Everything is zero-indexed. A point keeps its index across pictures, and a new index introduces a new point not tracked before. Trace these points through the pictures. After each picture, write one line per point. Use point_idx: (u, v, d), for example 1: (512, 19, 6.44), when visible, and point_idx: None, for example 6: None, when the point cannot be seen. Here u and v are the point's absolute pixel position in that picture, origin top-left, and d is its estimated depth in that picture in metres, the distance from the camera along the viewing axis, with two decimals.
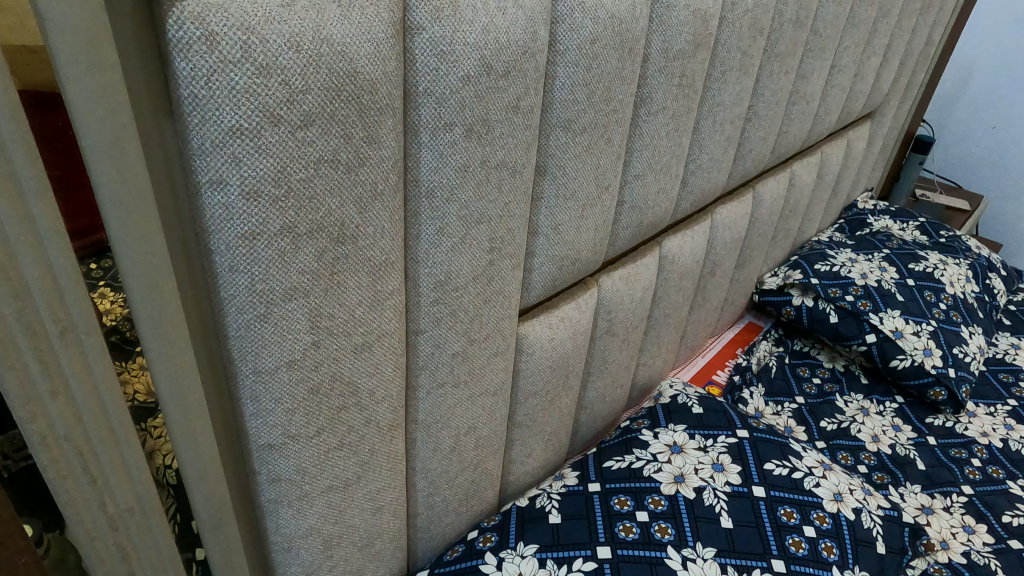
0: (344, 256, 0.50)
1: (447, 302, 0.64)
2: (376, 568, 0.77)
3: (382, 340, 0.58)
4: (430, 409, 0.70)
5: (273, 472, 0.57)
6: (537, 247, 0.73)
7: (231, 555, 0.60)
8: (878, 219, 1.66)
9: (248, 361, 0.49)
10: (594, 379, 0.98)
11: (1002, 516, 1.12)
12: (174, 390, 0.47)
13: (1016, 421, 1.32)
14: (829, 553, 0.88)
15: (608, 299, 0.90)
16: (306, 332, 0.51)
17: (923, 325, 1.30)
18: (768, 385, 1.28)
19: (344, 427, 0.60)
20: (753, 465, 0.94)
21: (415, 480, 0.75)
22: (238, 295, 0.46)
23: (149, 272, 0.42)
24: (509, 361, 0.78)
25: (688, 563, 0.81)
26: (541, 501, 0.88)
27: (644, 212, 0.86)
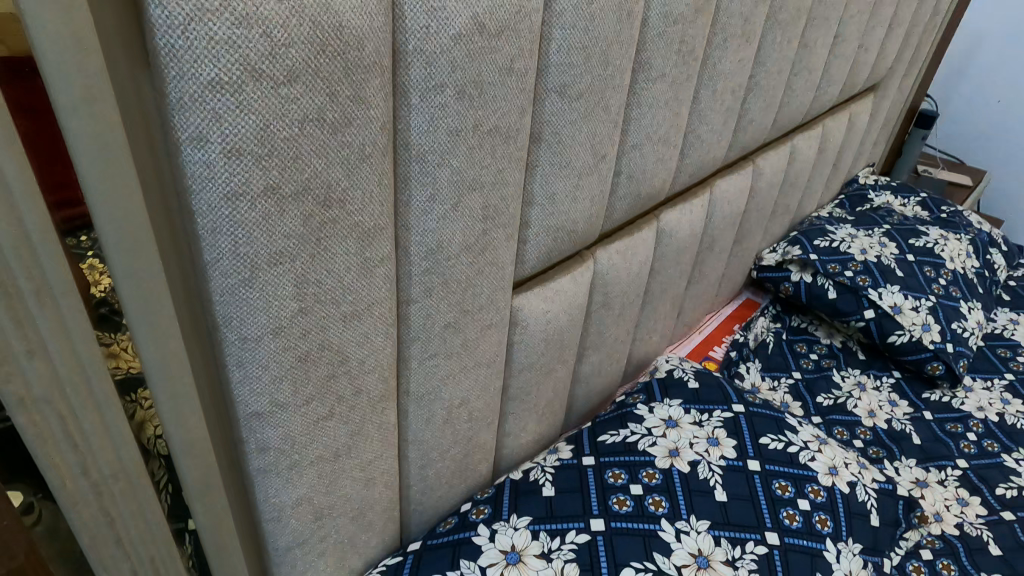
0: (331, 221, 0.49)
1: (439, 271, 0.63)
2: (368, 539, 0.77)
3: (372, 308, 0.58)
4: (422, 380, 0.70)
5: (262, 441, 0.56)
6: (531, 217, 0.71)
7: (222, 526, 0.59)
8: (879, 195, 1.64)
9: (233, 326, 0.48)
10: (589, 353, 0.97)
11: (996, 489, 1.14)
12: (160, 358, 0.46)
13: (1013, 396, 1.32)
14: (823, 526, 0.88)
15: (605, 272, 0.89)
16: (292, 298, 0.50)
17: (922, 301, 1.29)
18: (765, 361, 1.28)
19: (334, 396, 0.59)
20: (749, 440, 0.94)
21: (407, 452, 0.75)
22: (221, 259, 0.45)
23: (131, 236, 0.41)
24: (503, 333, 0.77)
25: (682, 536, 0.81)
26: (535, 474, 0.88)
27: (641, 183, 0.85)
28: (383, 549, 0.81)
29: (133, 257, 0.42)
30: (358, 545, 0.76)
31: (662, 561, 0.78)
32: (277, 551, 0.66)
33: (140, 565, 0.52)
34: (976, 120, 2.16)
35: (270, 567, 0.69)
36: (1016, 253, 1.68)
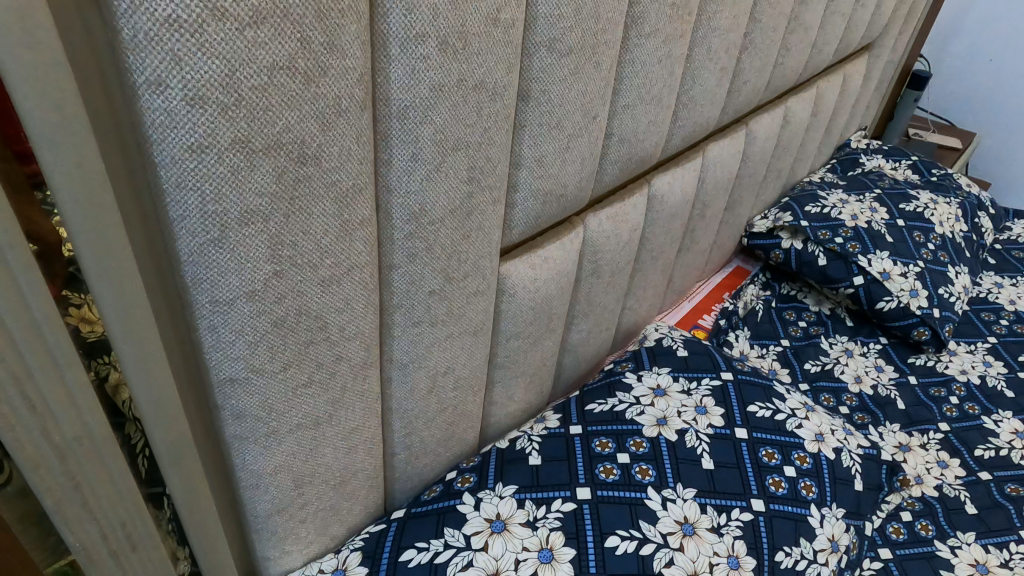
0: (307, 179, 0.46)
1: (423, 235, 0.60)
2: (351, 506, 0.76)
3: (352, 273, 0.55)
4: (406, 348, 0.68)
5: (237, 408, 0.55)
6: (519, 180, 0.69)
7: (199, 494, 0.58)
8: (870, 158, 1.62)
9: (203, 288, 0.46)
10: (578, 321, 0.96)
11: (975, 451, 1.15)
12: (124, 320, 0.44)
13: (995, 358, 1.33)
14: (808, 492, 0.88)
15: (595, 238, 0.86)
16: (267, 260, 0.48)
17: (911, 266, 1.29)
18: (754, 328, 1.27)
19: (313, 363, 0.58)
20: (737, 408, 0.93)
21: (391, 421, 0.73)
22: (188, 216, 0.42)
23: (87, 192, 0.38)
24: (490, 301, 0.75)
25: (668, 504, 0.81)
26: (522, 442, 0.87)
27: (633, 146, 0.82)
28: (367, 516, 0.80)
29: (91, 214, 0.39)
30: (341, 512, 0.75)
31: (648, 528, 0.78)
32: (257, 517, 0.65)
33: (111, 531, 0.51)
34: (970, 85, 2.14)
35: (251, 533, 0.68)
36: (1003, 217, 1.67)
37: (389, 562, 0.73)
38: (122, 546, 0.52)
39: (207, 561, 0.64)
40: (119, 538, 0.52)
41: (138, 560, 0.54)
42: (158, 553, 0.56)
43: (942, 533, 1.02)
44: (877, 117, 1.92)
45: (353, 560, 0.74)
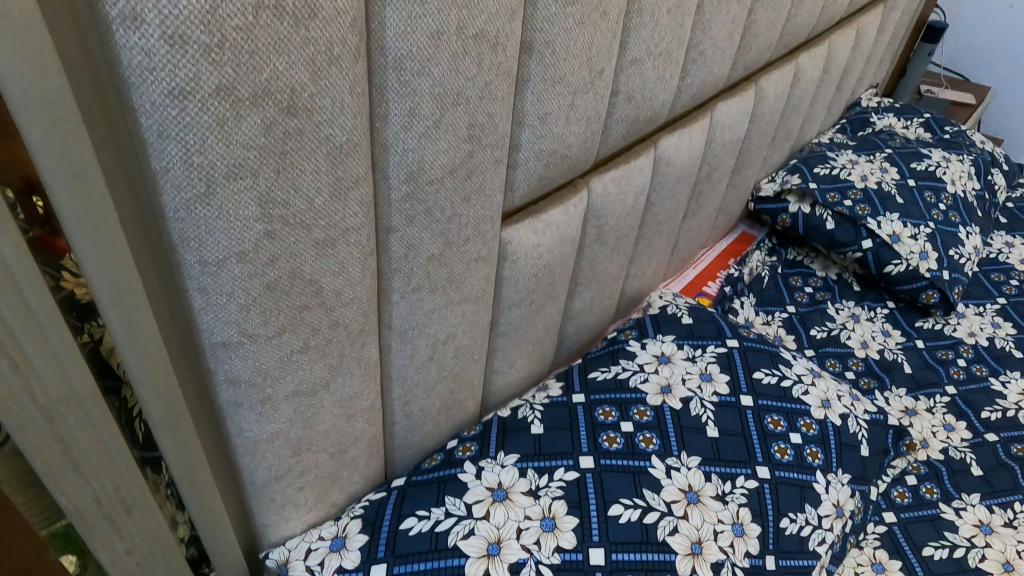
0: (298, 133, 0.44)
1: (421, 196, 0.58)
2: (351, 474, 0.75)
3: (347, 235, 0.53)
4: (405, 314, 0.66)
5: (231, 373, 0.53)
6: (522, 139, 0.66)
7: (193, 459, 0.57)
8: (882, 117, 1.58)
9: (191, 247, 0.44)
10: (582, 289, 0.94)
11: (981, 413, 1.14)
12: (108, 278, 0.42)
13: (1004, 320, 1.32)
14: (814, 459, 0.86)
15: (599, 202, 0.84)
16: (257, 219, 0.46)
17: (922, 228, 1.26)
18: (759, 295, 1.25)
19: (308, 329, 0.56)
20: (742, 375, 0.92)
21: (390, 388, 0.72)
22: (172, 169, 0.40)
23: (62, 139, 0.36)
24: (491, 267, 0.73)
25: (672, 472, 0.79)
26: (524, 411, 0.86)
27: (640, 103, 0.79)
28: (367, 484, 0.79)
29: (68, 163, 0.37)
30: (341, 480, 0.74)
31: (651, 497, 0.77)
32: (255, 484, 0.64)
33: (105, 495, 0.50)
34: (987, 37, 2.09)
35: (250, 500, 0.67)
36: (1016, 173, 1.66)
37: (390, 530, 0.72)
38: (117, 511, 0.51)
39: (206, 527, 0.64)
40: (114, 502, 0.51)
41: (134, 525, 0.54)
42: (153, 518, 0.55)
43: (947, 495, 1.01)
44: (888, 73, 1.89)
45: (354, 528, 0.73)
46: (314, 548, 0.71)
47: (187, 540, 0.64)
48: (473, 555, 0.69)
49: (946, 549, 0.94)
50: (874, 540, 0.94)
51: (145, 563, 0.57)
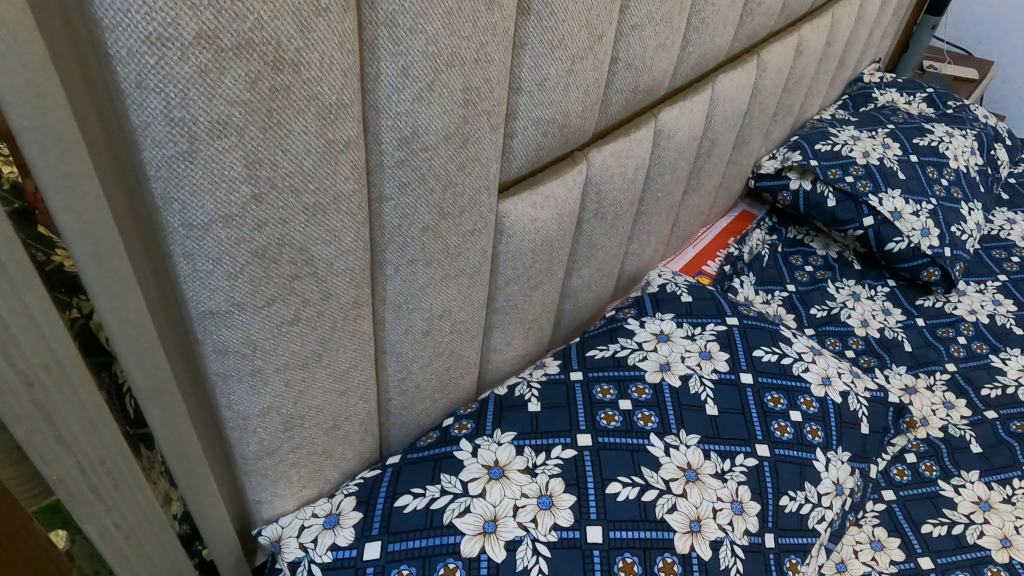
0: (284, 89, 0.42)
1: (415, 163, 0.56)
2: (345, 451, 0.74)
3: (338, 202, 0.51)
4: (400, 288, 0.64)
5: (219, 344, 0.52)
6: (519, 107, 0.64)
7: (182, 433, 0.56)
8: (884, 92, 1.57)
9: (174, 208, 0.42)
10: (580, 265, 0.92)
11: (981, 390, 1.13)
12: (88, 240, 0.41)
13: (1004, 297, 1.31)
14: (814, 437, 0.85)
15: (599, 175, 0.82)
16: (244, 181, 0.44)
17: (923, 204, 1.25)
18: (760, 274, 1.24)
19: (298, 299, 0.54)
20: (741, 352, 0.91)
21: (385, 364, 0.70)
22: (151, 123, 0.38)
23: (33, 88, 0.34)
24: (488, 241, 0.71)
25: (671, 450, 0.78)
26: (521, 389, 0.84)
27: (640, 71, 0.78)
28: (362, 462, 0.78)
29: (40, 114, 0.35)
30: (334, 457, 0.72)
31: (650, 475, 0.76)
32: (246, 460, 0.63)
33: (90, 467, 0.48)
34: (992, 12, 2.10)
35: (242, 476, 0.65)
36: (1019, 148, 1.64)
37: (384, 507, 0.71)
38: (104, 484, 0.50)
39: (197, 503, 0.62)
40: (100, 475, 0.49)
41: (122, 499, 0.52)
42: (142, 491, 0.54)
43: (946, 473, 1.01)
44: (891, 46, 1.88)
45: (348, 505, 0.71)
46: (307, 525, 0.70)
47: (178, 517, 0.62)
48: (469, 533, 0.68)
49: (945, 526, 0.94)
50: (873, 517, 0.94)
51: (134, 539, 0.56)
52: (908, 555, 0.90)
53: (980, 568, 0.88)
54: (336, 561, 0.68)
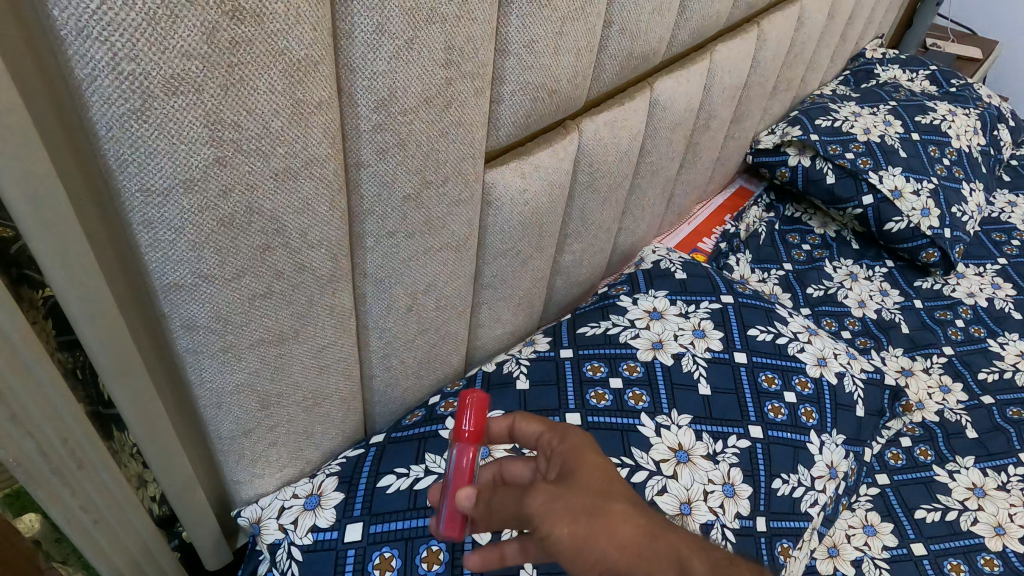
0: (246, 41, 0.39)
1: (393, 128, 0.53)
2: (326, 430, 0.71)
3: (311, 167, 0.48)
4: (381, 261, 0.61)
5: (186, 318, 0.48)
6: (506, 70, 0.61)
7: (151, 413, 0.53)
8: (887, 68, 1.53)
9: (130, 172, 0.39)
10: (571, 240, 0.89)
11: (978, 374, 1.11)
12: (40, 214, 0.38)
13: (1004, 281, 1.29)
14: (808, 418, 0.84)
15: (591, 146, 0.79)
16: (205, 143, 0.41)
17: (924, 183, 1.22)
18: (756, 252, 1.21)
19: (271, 271, 0.51)
20: (736, 331, 0.88)
21: (367, 340, 0.68)
22: (98, 75, 0.35)
23: None
24: (474, 212, 0.68)
25: (662, 430, 0.76)
26: (509, 366, 0.82)
27: (635, 37, 0.74)
28: (345, 441, 0.75)
29: None
30: (314, 436, 0.70)
31: (640, 456, 0.74)
32: (221, 439, 0.60)
33: (53, 450, 0.46)
34: None
35: (218, 457, 0.63)
36: None
37: (367, 488, 0.69)
38: (68, 466, 0.47)
39: (171, 486, 0.60)
40: (62, 457, 0.47)
41: (89, 482, 0.50)
42: (110, 474, 0.52)
43: (941, 457, 0.99)
44: (895, 21, 1.84)
45: (329, 486, 0.69)
46: (287, 506, 0.68)
47: (157, 499, 0.64)
48: None
49: (938, 511, 0.92)
50: (866, 501, 0.92)
51: (105, 522, 0.54)
52: (900, 540, 0.88)
53: (974, 556, 0.87)
54: (317, 543, 0.65)
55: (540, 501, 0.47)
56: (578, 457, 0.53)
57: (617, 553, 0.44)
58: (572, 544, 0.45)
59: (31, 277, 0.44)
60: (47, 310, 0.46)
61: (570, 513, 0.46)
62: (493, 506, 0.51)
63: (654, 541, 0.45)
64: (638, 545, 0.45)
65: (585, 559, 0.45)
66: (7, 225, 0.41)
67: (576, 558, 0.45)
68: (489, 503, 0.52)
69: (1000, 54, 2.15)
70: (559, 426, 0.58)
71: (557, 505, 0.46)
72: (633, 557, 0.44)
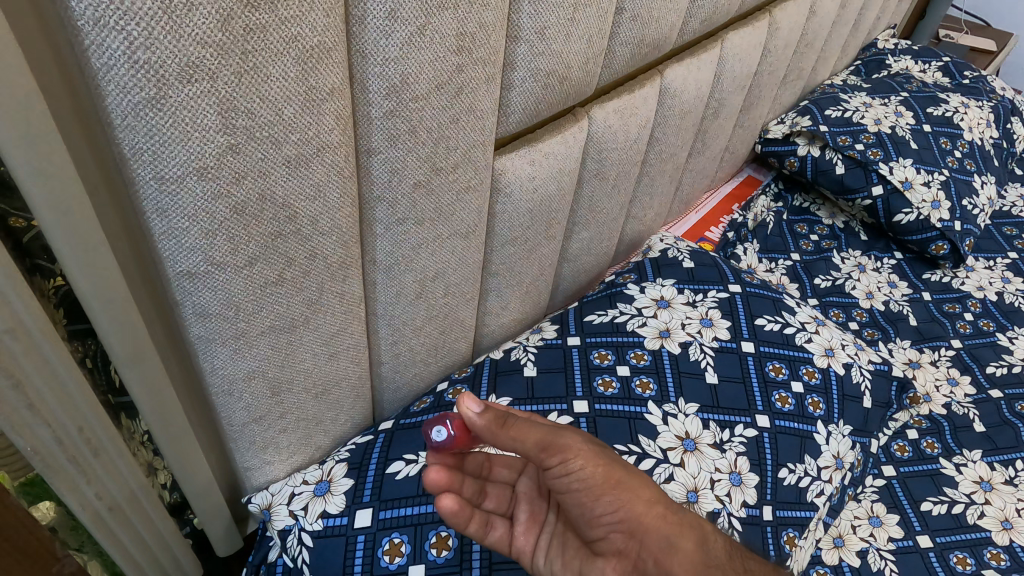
0: (260, 29, 0.39)
1: (405, 115, 0.52)
2: (336, 417, 0.71)
3: (323, 154, 0.48)
4: (390, 249, 0.61)
5: (198, 305, 0.49)
6: (517, 56, 0.61)
7: (163, 399, 0.53)
8: (898, 59, 1.52)
9: (145, 161, 0.39)
10: (579, 228, 0.89)
11: (986, 368, 1.11)
12: (57, 205, 0.38)
13: (1014, 275, 1.28)
14: (815, 409, 0.84)
15: (601, 133, 0.78)
16: (220, 131, 0.41)
17: (935, 175, 1.21)
18: (764, 241, 1.21)
19: (283, 258, 0.51)
20: (744, 320, 0.88)
21: (377, 327, 0.68)
22: (113, 65, 0.35)
23: None
24: (483, 199, 0.67)
25: (669, 419, 0.77)
26: (517, 353, 0.82)
27: (647, 24, 0.74)
28: (354, 428, 0.76)
29: None
30: (324, 423, 0.70)
31: (647, 444, 0.74)
32: (232, 426, 0.61)
33: (68, 438, 0.46)
34: None
35: (229, 443, 0.64)
36: None
37: (376, 474, 0.69)
38: (83, 453, 0.48)
39: (182, 472, 0.61)
40: (77, 443, 0.47)
41: (102, 468, 0.50)
42: (123, 461, 0.52)
43: (948, 451, 0.99)
44: (908, 10, 1.82)
45: (339, 472, 0.69)
46: (297, 492, 0.68)
47: (168, 486, 0.64)
48: None
49: (945, 504, 0.92)
50: (872, 493, 0.93)
51: (118, 508, 0.54)
52: (906, 532, 0.89)
53: (980, 549, 0.88)
54: (326, 529, 0.66)
55: (576, 439, 0.57)
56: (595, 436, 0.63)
57: (641, 504, 0.58)
58: (605, 481, 0.57)
59: (44, 267, 0.44)
60: (59, 299, 0.46)
61: (601, 457, 0.58)
62: (509, 423, 0.55)
63: (674, 511, 0.60)
64: (660, 506, 0.59)
65: (606, 495, 0.57)
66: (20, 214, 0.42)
67: (602, 492, 0.57)
68: (504, 419, 0.55)
69: (1014, 46, 2.12)
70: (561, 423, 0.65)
71: (593, 449, 0.58)
72: (656, 514, 0.59)
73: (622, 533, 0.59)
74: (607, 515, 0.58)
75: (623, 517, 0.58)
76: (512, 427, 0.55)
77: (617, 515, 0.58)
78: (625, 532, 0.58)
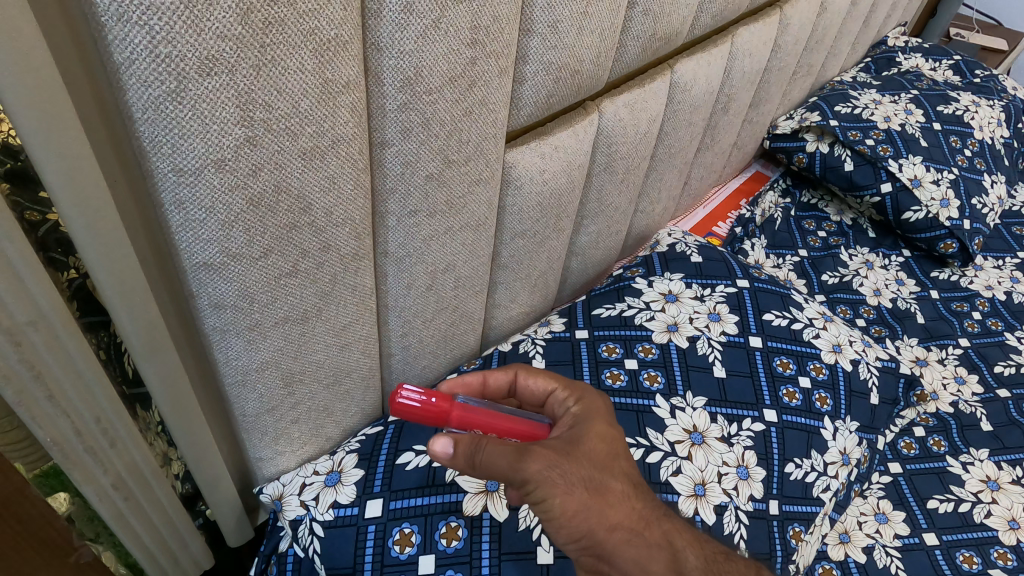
0: (279, 22, 0.39)
1: (418, 108, 0.53)
2: (346, 408, 0.72)
3: (338, 146, 0.48)
4: (402, 240, 0.61)
5: (214, 296, 0.49)
6: (529, 50, 0.61)
7: (178, 390, 0.54)
8: (909, 57, 1.51)
9: (164, 153, 0.40)
10: (587, 222, 0.89)
11: (994, 367, 1.11)
12: (79, 200, 0.39)
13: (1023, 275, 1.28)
14: (822, 404, 0.84)
15: (610, 128, 0.79)
16: (238, 123, 0.41)
17: (945, 173, 1.21)
18: (771, 237, 1.20)
19: (297, 250, 0.51)
20: (752, 315, 0.89)
21: (387, 319, 0.68)
22: (136, 59, 0.35)
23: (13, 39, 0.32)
24: (494, 193, 0.68)
25: (677, 412, 0.77)
26: (525, 346, 0.82)
27: (658, 18, 0.74)
28: (364, 419, 0.76)
29: (16, 62, 0.32)
30: (335, 414, 0.71)
31: (655, 436, 0.74)
32: (245, 417, 0.61)
33: (84, 428, 0.47)
34: None
35: (241, 433, 0.64)
36: None
37: (387, 464, 0.70)
38: (100, 444, 0.49)
39: (194, 462, 0.61)
40: (95, 434, 0.48)
41: (118, 458, 0.51)
42: (139, 452, 0.53)
43: (955, 449, 0.99)
44: (920, 8, 1.82)
45: (349, 462, 0.70)
46: (308, 483, 0.69)
47: (181, 476, 0.65)
48: (471, 492, 0.69)
49: (951, 503, 0.93)
50: (878, 489, 0.93)
51: (133, 498, 0.55)
52: (912, 529, 0.89)
53: (986, 548, 0.88)
54: (337, 519, 0.67)
55: (536, 468, 0.51)
56: (587, 422, 0.59)
57: (603, 530, 0.53)
58: (564, 513, 0.51)
59: (57, 259, 0.45)
60: (74, 292, 0.47)
61: (565, 486, 0.51)
62: (476, 462, 0.52)
63: (642, 529, 0.54)
64: (624, 529, 0.53)
65: (565, 527, 0.52)
66: (37, 207, 0.42)
67: (562, 523, 0.52)
68: (472, 459, 0.52)
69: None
70: (573, 386, 0.64)
71: (556, 475, 0.51)
72: (618, 538, 0.53)
73: (590, 556, 0.55)
74: (569, 541, 0.54)
75: (586, 542, 0.54)
76: (482, 457, 0.52)
77: (579, 541, 0.54)
78: (593, 555, 0.54)
